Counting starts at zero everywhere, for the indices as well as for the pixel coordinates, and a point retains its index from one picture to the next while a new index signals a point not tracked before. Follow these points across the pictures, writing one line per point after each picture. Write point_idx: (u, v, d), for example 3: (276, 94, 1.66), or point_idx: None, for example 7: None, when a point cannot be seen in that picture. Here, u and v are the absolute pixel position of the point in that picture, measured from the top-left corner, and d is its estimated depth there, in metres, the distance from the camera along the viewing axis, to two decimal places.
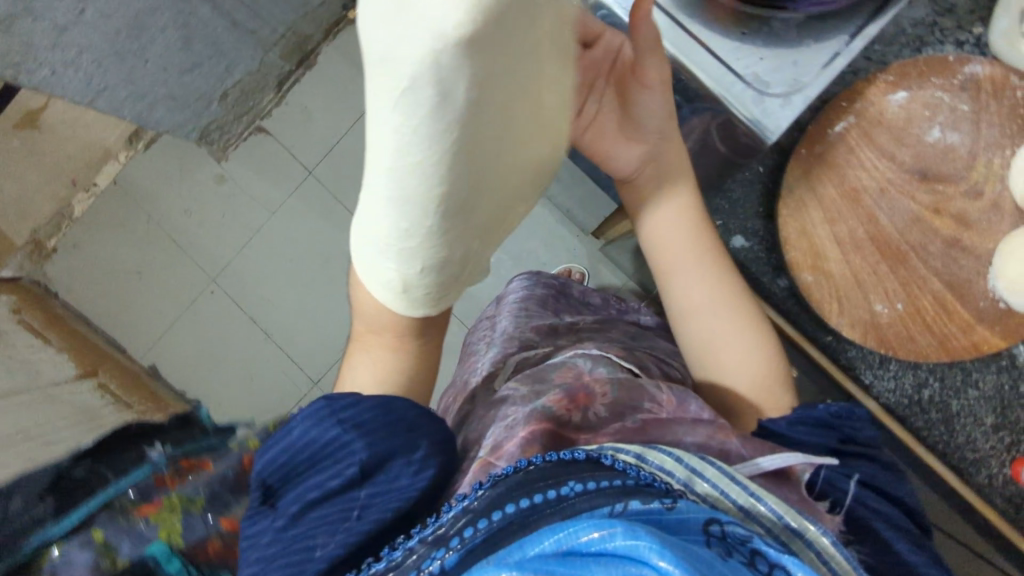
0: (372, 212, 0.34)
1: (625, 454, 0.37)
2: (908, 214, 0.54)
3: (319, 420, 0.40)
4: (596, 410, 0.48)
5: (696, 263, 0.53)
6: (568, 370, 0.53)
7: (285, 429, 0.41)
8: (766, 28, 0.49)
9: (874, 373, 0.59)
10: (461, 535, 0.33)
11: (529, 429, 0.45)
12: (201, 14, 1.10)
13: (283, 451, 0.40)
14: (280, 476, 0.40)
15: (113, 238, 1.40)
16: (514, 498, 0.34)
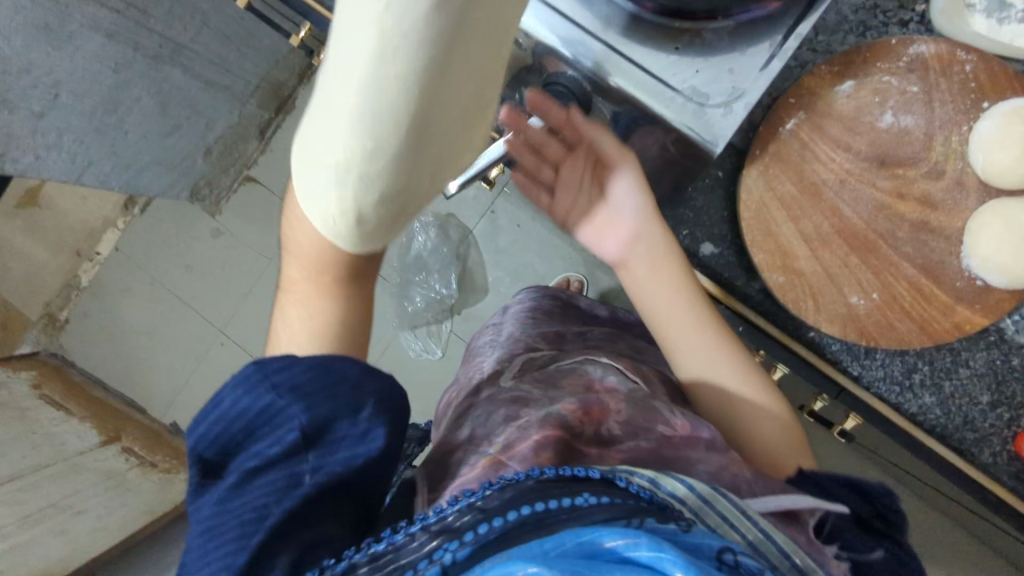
0: (329, 124, 0.30)
1: (639, 477, 0.37)
2: (871, 203, 0.54)
3: (251, 387, 0.39)
4: (609, 426, 0.49)
5: (691, 326, 0.56)
6: (579, 378, 0.55)
7: (215, 400, 0.40)
8: (697, 41, 0.49)
9: (861, 364, 0.58)
10: (475, 530, 0.33)
11: (542, 433, 0.45)
12: (174, 80, 1.13)
13: (216, 428, 0.39)
14: (215, 450, 0.39)
15: (122, 302, 1.47)
16: (528, 501, 0.34)
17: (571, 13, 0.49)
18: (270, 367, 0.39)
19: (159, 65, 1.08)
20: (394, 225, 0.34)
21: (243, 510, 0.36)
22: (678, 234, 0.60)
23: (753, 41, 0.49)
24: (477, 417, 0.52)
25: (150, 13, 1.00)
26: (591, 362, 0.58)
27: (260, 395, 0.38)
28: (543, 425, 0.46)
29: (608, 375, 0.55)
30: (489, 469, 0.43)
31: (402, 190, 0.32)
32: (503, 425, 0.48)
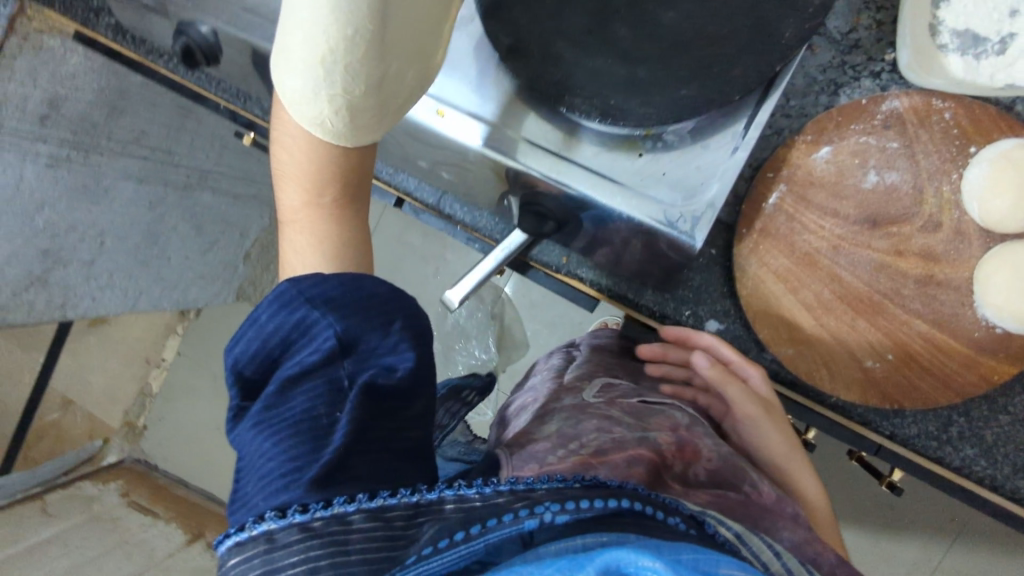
0: (307, 27, 0.35)
1: (727, 529, 0.40)
2: (871, 264, 0.53)
3: (287, 303, 0.42)
4: (696, 471, 0.49)
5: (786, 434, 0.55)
6: (667, 418, 0.54)
7: (252, 319, 0.43)
8: (660, 143, 0.50)
9: (892, 424, 0.56)
10: (576, 502, 0.35)
11: (637, 451, 0.47)
12: (205, 202, 1.21)
13: (256, 343, 0.42)
14: (256, 367, 0.42)
15: (191, 403, 1.55)
16: (614, 497, 0.36)
17: (533, 137, 0.51)
18: (307, 288, 0.42)
19: (189, 192, 1.16)
20: (378, 122, 0.40)
21: (293, 413, 0.39)
22: (682, 313, 0.59)
23: (714, 133, 0.50)
24: (564, 419, 0.53)
25: (173, 150, 1.07)
26: (677, 408, 0.56)
27: (296, 308, 0.41)
28: (639, 444, 0.48)
29: (695, 425, 0.53)
30: (579, 467, 0.45)
31: (382, 83, 0.38)
32: (595, 431, 0.50)
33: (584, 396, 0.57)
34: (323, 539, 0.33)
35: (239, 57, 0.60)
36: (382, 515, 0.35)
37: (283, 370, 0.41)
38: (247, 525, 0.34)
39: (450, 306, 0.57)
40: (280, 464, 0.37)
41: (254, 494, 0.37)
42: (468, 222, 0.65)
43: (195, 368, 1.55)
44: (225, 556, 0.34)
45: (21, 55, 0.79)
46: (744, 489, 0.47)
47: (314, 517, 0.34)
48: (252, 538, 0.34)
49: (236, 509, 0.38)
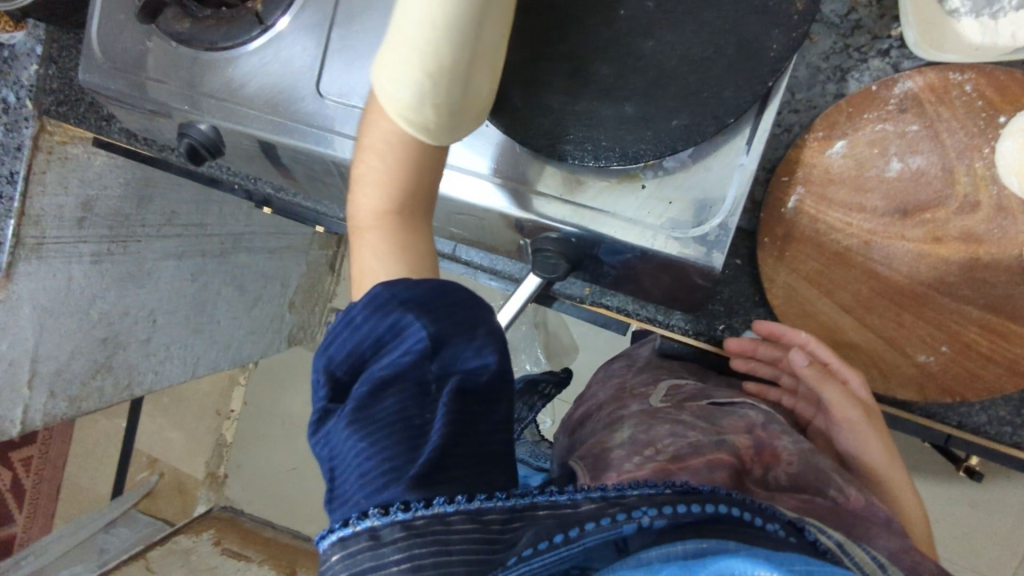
0: (405, 39, 0.39)
1: (828, 537, 0.37)
2: (908, 255, 0.50)
3: (380, 306, 0.38)
4: (777, 474, 0.47)
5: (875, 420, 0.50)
6: (739, 418, 0.52)
7: (345, 317, 0.40)
8: (660, 171, 0.49)
9: (959, 413, 0.53)
10: (672, 508, 0.34)
11: (716, 456, 0.46)
12: (243, 262, 1.25)
13: (349, 343, 0.39)
14: (349, 368, 0.39)
15: (263, 450, 1.56)
16: (699, 501, 0.35)
17: (533, 185, 0.51)
18: (404, 291, 0.39)
19: (227, 257, 1.20)
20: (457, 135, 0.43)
21: (386, 416, 0.36)
22: (716, 328, 0.58)
23: (716, 151, 0.48)
24: (636, 425, 0.52)
25: (206, 222, 1.12)
26: (746, 403, 0.55)
27: (390, 313, 0.38)
28: (718, 448, 0.47)
29: (771, 423, 0.52)
30: (660, 474, 0.45)
31: (464, 89, 0.40)
32: (670, 436, 0.49)
33: (652, 402, 0.56)
34: (425, 540, 0.32)
35: (243, 144, 0.62)
36: (479, 516, 0.33)
37: (379, 368, 0.38)
38: (349, 521, 0.33)
39: None
40: (377, 465, 0.35)
41: (355, 492, 0.35)
42: (487, 265, 0.65)
43: (260, 416, 1.56)
44: (325, 555, 0.33)
45: (50, 167, 0.87)
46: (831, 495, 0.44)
47: (416, 516, 0.32)
48: (356, 533, 0.33)
49: (334, 506, 0.36)
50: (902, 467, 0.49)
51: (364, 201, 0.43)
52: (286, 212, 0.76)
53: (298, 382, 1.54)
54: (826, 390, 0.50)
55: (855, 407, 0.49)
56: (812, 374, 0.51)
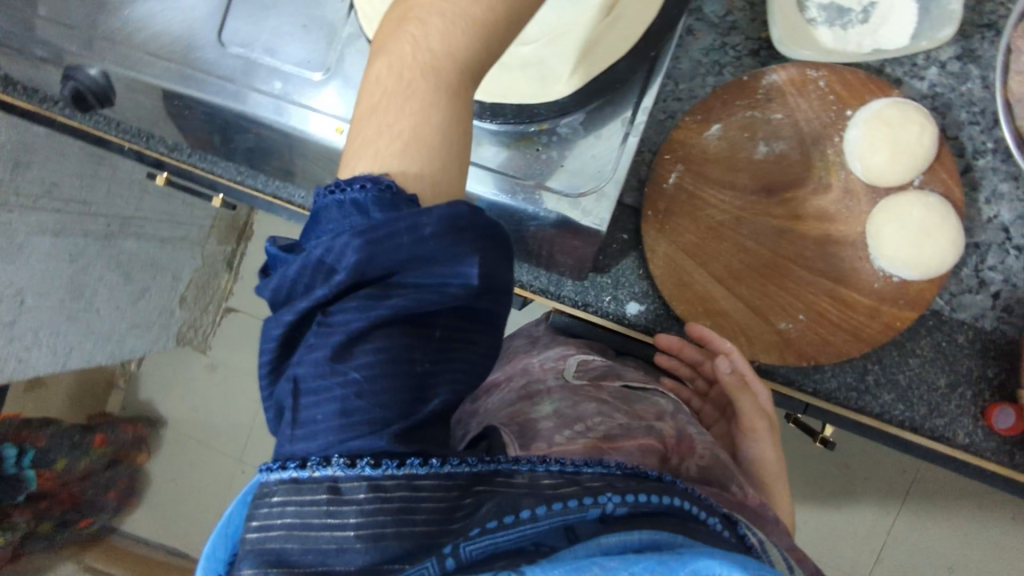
0: None
1: (752, 534, 0.41)
2: (772, 231, 0.55)
3: (449, 235, 0.32)
4: (689, 466, 0.50)
5: (773, 429, 0.58)
6: (651, 405, 0.55)
7: (395, 211, 0.31)
8: (554, 137, 0.52)
9: (814, 380, 0.58)
10: (635, 498, 0.36)
11: (642, 443, 0.48)
12: (130, 248, 1.18)
13: (399, 252, 0.32)
14: (376, 275, 0.32)
15: None
16: (654, 493, 0.37)
17: None
18: (482, 225, 0.33)
19: (112, 241, 1.13)
20: None
21: (385, 361, 0.33)
22: (603, 300, 0.60)
23: (604, 123, 0.51)
24: (561, 400, 0.53)
25: (91, 201, 1.06)
26: (658, 392, 0.58)
27: (461, 248, 0.33)
28: (647, 433, 0.49)
29: (678, 415, 0.55)
30: (593, 452, 0.46)
31: None
32: (600, 415, 0.50)
33: (570, 376, 0.57)
34: (391, 505, 0.32)
35: (141, 99, 0.59)
36: (447, 481, 0.34)
37: (398, 298, 0.33)
38: (308, 463, 0.32)
39: None
40: (371, 408, 0.32)
41: (326, 430, 0.32)
42: None
43: None
44: (268, 487, 0.33)
45: None
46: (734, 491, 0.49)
47: (385, 475, 0.32)
48: (313, 478, 0.32)
49: (296, 434, 0.33)
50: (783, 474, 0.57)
51: (430, 35, 0.33)
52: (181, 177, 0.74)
53: (184, 383, 1.40)
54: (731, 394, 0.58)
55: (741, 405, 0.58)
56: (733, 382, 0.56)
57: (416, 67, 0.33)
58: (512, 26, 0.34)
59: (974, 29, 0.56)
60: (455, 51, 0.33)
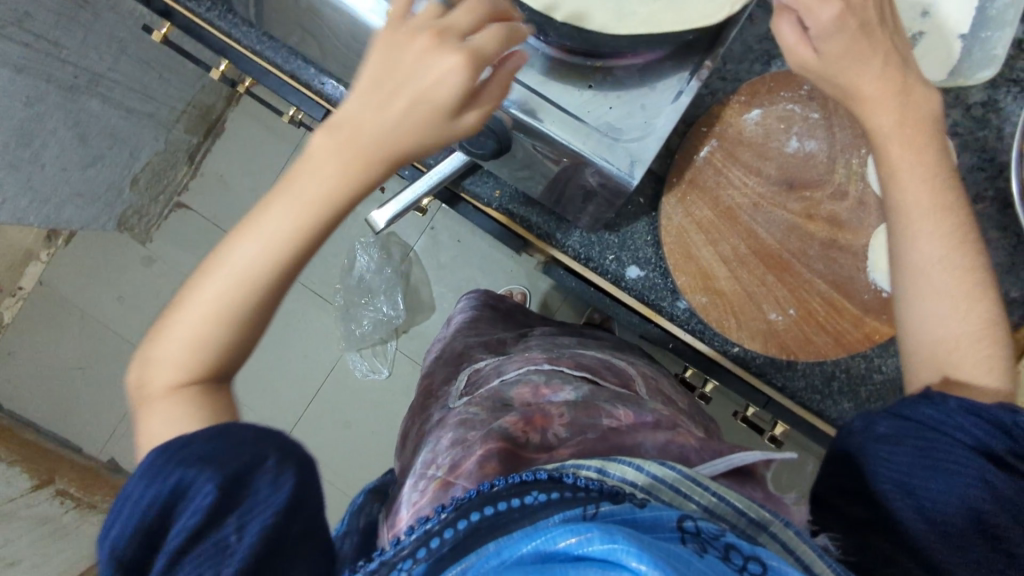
0: None
1: (586, 470, 0.38)
2: (784, 224, 0.57)
3: (157, 472, 0.37)
4: (556, 430, 0.48)
5: (936, 215, 0.48)
6: (525, 385, 0.55)
7: (123, 497, 0.38)
8: (609, 79, 0.51)
9: (785, 376, 0.61)
10: (462, 522, 0.36)
11: (486, 445, 0.45)
12: (93, 110, 1.11)
13: (128, 521, 0.37)
14: (135, 547, 0.37)
15: (53, 339, 1.43)
16: (480, 507, 0.36)
17: None
18: (197, 443, 0.38)
19: (76, 94, 1.06)
20: None
21: None
22: (605, 258, 0.61)
23: (662, 77, 0.51)
24: (430, 445, 0.51)
25: (62, 43, 0.99)
26: (532, 369, 0.58)
27: (173, 472, 0.37)
28: (490, 437, 0.46)
29: (552, 380, 0.56)
30: (439, 491, 0.43)
31: None
32: (451, 445, 0.48)
33: (450, 404, 0.58)
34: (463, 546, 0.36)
35: None
36: None
37: (170, 539, 0.36)
38: None
39: (375, 228, 0.58)
40: None
41: None
42: None
43: (52, 302, 1.44)
44: None
45: None
46: (606, 421, 0.49)
47: None
48: None
49: None
50: (958, 267, 0.48)
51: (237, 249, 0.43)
52: (186, 36, 0.70)
53: (123, 274, 1.44)
54: (892, 161, 0.49)
55: (926, 195, 0.48)
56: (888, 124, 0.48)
57: (212, 313, 0.43)
58: (307, 249, 0.44)
59: (1002, 81, 0.59)
60: (243, 318, 0.43)
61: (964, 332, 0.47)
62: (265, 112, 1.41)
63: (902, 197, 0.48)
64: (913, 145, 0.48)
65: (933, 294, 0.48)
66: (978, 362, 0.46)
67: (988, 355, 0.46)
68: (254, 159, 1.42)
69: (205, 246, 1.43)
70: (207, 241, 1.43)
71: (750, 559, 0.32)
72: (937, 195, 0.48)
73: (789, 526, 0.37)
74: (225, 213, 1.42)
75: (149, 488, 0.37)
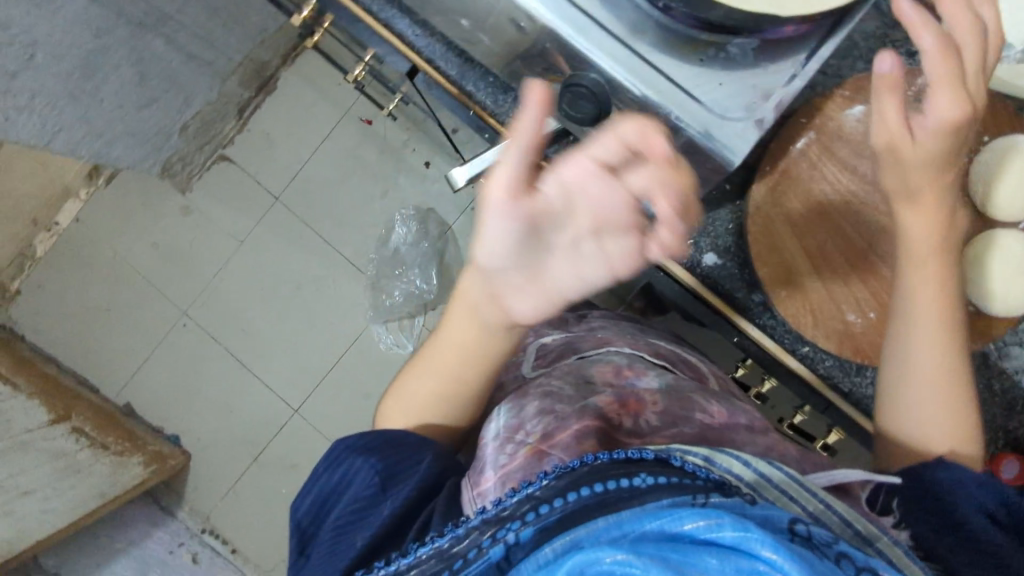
0: None
1: (694, 456, 0.38)
2: (875, 226, 0.56)
3: (334, 461, 0.51)
4: (647, 417, 0.48)
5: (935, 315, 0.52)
6: (608, 364, 0.55)
7: (312, 479, 0.52)
8: (722, 54, 0.49)
9: (852, 381, 0.59)
10: (563, 498, 0.36)
11: (580, 422, 0.46)
12: (155, 51, 1.11)
13: (314, 493, 0.51)
14: (310, 515, 0.51)
15: (83, 277, 1.44)
16: (588, 483, 0.36)
17: (599, 18, 0.49)
18: (364, 444, 0.50)
19: (142, 32, 1.05)
20: None
21: (323, 546, 0.47)
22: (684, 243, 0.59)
23: (777, 59, 0.50)
24: (507, 410, 0.50)
25: None
26: (613, 351, 0.58)
27: (340, 462, 0.50)
28: (584, 415, 0.46)
29: (635, 364, 0.55)
30: (533, 459, 0.44)
31: None
32: (539, 412, 0.47)
33: (527, 375, 0.59)
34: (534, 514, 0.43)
35: None
36: (445, 554, 0.39)
37: (337, 503, 0.49)
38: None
39: (454, 185, 0.59)
40: (320, 558, 0.47)
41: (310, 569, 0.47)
42: (489, 105, 0.63)
43: (85, 241, 1.44)
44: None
45: None
46: (699, 417, 0.48)
47: (403, 566, 0.40)
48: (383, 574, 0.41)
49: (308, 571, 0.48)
50: (949, 360, 0.54)
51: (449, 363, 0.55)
52: None
53: (158, 220, 1.43)
54: (909, 256, 0.53)
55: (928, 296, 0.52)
56: (911, 217, 0.52)
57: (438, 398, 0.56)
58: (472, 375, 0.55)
59: None
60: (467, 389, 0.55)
61: (949, 417, 0.54)
62: (320, 75, 1.40)
63: (904, 297, 0.53)
64: (934, 245, 0.52)
65: (924, 389, 0.54)
66: (962, 441, 0.54)
67: (968, 434, 0.54)
68: (303, 120, 1.41)
69: (244, 202, 1.42)
70: (249, 198, 1.42)
71: (864, 570, 0.31)
72: (940, 295, 0.53)
73: (896, 544, 0.37)
74: (269, 172, 1.42)
75: (330, 470, 0.51)
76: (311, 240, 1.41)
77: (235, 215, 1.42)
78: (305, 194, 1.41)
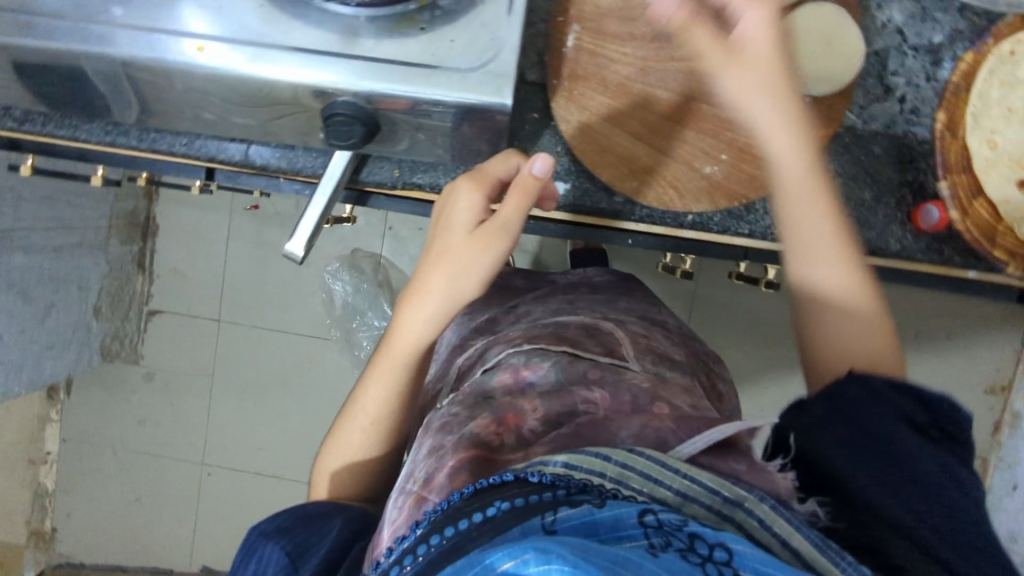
0: None
1: (553, 466, 0.36)
2: (677, 75, 0.57)
3: (245, 552, 0.49)
4: (529, 426, 0.46)
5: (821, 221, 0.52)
6: (505, 371, 0.54)
7: None
8: (437, 11, 0.49)
9: (749, 223, 0.60)
10: (426, 546, 0.35)
11: (457, 457, 0.43)
12: (23, 262, 1.11)
13: None
14: None
15: (97, 484, 1.46)
16: (453, 522, 0.35)
17: (299, 43, 0.48)
18: (285, 524, 0.51)
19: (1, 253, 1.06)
20: None
21: None
22: None
23: None
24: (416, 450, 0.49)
25: None
26: (509, 354, 0.57)
27: (253, 549, 0.49)
28: (462, 446, 0.44)
29: (529, 360, 0.54)
30: (414, 509, 0.42)
31: None
32: (426, 457, 0.46)
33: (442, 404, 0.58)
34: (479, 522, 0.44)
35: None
36: None
37: None
38: None
39: (296, 259, 0.54)
40: None
41: None
42: (286, 166, 0.64)
43: (80, 453, 1.46)
44: None
45: None
46: (582, 410, 0.47)
47: None
48: None
49: None
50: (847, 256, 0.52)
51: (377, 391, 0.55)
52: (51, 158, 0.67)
53: (128, 400, 1.44)
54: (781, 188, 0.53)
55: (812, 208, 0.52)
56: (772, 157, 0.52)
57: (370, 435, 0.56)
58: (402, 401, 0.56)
59: None
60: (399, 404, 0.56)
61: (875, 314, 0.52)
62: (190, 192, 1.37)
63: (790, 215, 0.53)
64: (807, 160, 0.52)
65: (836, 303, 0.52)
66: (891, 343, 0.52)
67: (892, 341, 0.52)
68: (198, 239, 1.38)
69: (190, 340, 1.42)
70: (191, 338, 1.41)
71: (716, 546, 0.30)
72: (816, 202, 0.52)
73: (764, 499, 0.35)
74: (197, 302, 1.40)
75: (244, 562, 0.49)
76: (267, 337, 1.40)
77: (190, 357, 1.42)
78: (240, 302, 1.40)
